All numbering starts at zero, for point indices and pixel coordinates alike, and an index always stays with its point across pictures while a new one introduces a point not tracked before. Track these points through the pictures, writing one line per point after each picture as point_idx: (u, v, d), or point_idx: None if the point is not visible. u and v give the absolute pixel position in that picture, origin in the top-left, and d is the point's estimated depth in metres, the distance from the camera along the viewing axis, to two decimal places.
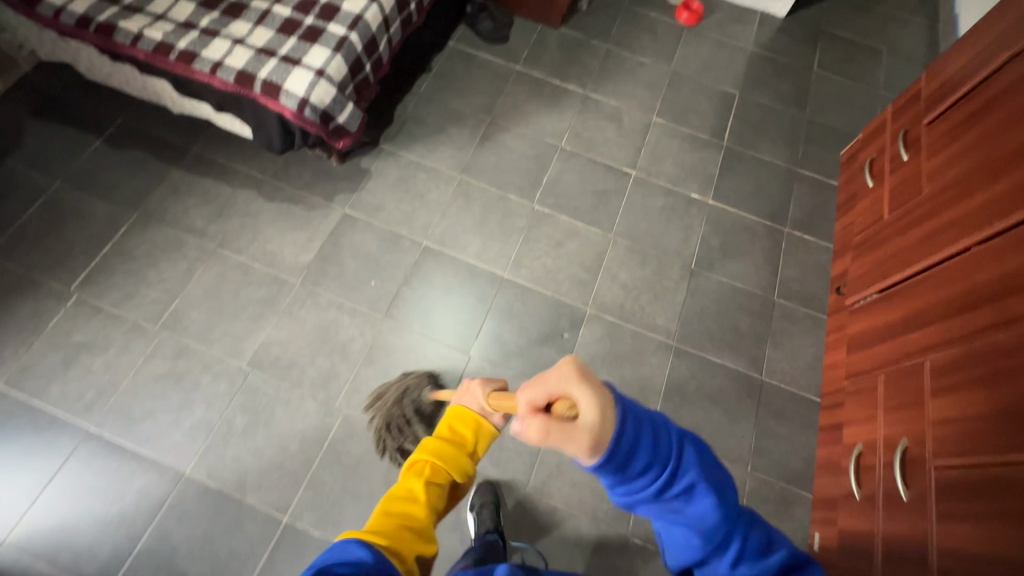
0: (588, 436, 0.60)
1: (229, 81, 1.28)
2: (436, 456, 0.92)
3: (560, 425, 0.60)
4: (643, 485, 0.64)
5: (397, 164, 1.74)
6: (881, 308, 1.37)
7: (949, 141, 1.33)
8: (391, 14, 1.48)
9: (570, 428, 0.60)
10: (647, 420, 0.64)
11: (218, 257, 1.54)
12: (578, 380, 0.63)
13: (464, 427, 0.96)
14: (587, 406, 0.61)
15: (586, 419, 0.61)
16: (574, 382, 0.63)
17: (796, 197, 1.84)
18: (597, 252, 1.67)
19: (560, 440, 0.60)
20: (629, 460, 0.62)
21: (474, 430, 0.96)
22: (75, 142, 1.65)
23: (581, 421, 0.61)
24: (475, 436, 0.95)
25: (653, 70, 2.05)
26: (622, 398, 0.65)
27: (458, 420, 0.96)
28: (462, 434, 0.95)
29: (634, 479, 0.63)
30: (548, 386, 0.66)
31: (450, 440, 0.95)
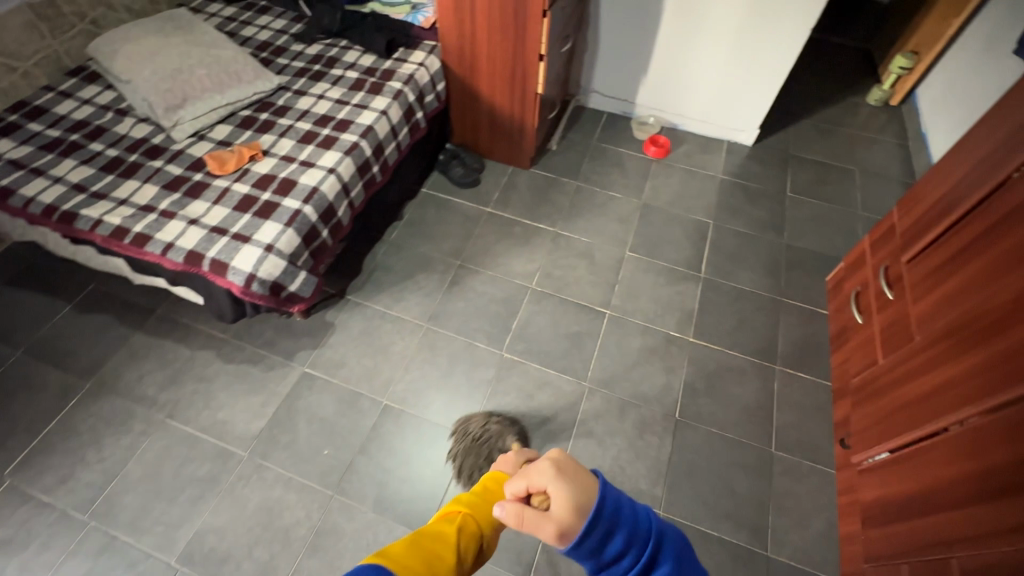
0: (554, 530, 0.59)
1: (179, 261, 1.28)
2: (470, 504, 0.74)
3: (529, 516, 0.60)
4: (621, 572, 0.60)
5: (362, 316, 1.70)
6: (892, 474, 1.19)
7: (933, 285, 1.24)
8: (350, 181, 1.52)
9: (541, 520, 0.60)
10: (625, 513, 0.61)
11: (165, 429, 1.45)
12: (553, 471, 0.62)
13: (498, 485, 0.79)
14: (562, 501, 0.60)
15: (556, 515, 0.60)
16: (547, 471, 0.63)
17: (783, 329, 1.73)
18: (571, 404, 1.55)
19: (532, 529, 0.60)
20: (608, 538, 0.60)
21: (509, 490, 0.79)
22: (44, 310, 1.65)
23: (551, 513, 0.60)
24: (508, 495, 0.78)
25: (624, 203, 2.06)
26: (600, 494, 0.62)
27: (492, 478, 0.80)
28: (495, 493, 0.78)
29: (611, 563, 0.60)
30: (528, 474, 0.65)
31: (482, 497, 0.76)
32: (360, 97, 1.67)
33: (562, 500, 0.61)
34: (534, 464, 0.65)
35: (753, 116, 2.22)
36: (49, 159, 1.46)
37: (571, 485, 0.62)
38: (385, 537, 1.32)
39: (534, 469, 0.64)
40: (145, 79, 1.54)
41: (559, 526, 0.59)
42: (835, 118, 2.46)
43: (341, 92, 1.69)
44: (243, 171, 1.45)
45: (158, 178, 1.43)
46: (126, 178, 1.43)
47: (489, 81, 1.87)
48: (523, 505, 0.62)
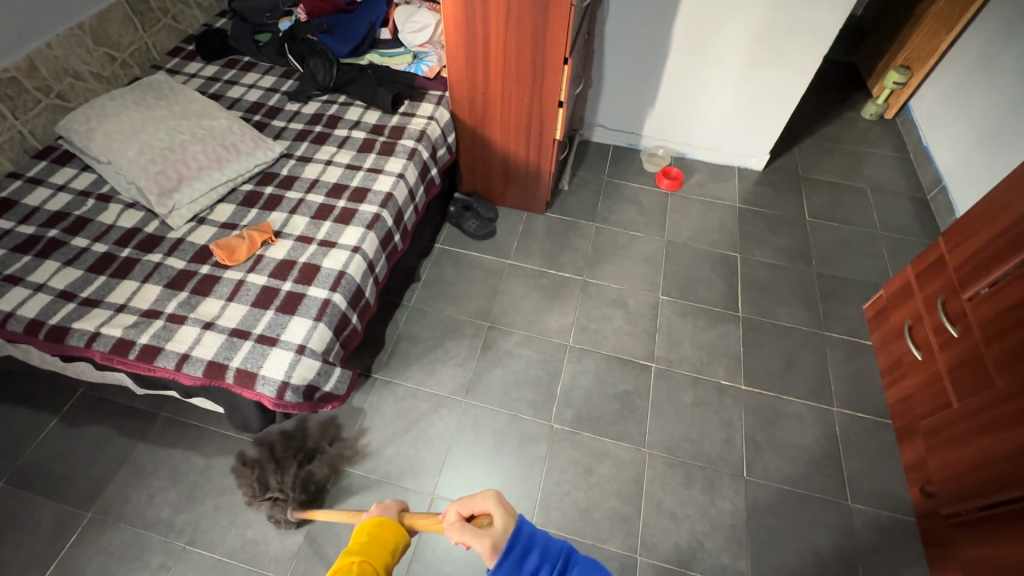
0: (489, 541, 0.76)
1: (198, 374, 1.12)
2: (363, 553, 0.76)
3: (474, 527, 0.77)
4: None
5: (393, 397, 1.55)
6: (993, 531, 1.14)
7: (1007, 326, 1.20)
8: (375, 256, 1.39)
9: (476, 531, 0.77)
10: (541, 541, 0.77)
11: (188, 560, 1.27)
12: (492, 499, 0.83)
13: (386, 529, 0.80)
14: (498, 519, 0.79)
15: (493, 528, 0.78)
16: (491, 499, 0.83)
17: (833, 367, 1.67)
18: (632, 474, 1.44)
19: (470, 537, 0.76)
20: (525, 556, 0.74)
21: (396, 534, 0.80)
22: (28, 427, 1.44)
23: (494, 528, 0.78)
24: (394, 539, 0.80)
25: (647, 242, 1.99)
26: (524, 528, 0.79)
27: (378, 524, 0.81)
28: (383, 537, 0.79)
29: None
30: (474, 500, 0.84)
31: (374, 543, 0.78)
32: (372, 160, 1.54)
33: (501, 521, 0.79)
34: (479, 495, 0.84)
35: (762, 142, 2.19)
36: (25, 263, 1.26)
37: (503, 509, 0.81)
38: None
39: (479, 498, 0.84)
40: (130, 160, 1.37)
41: (493, 537, 0.77)
42: (834, 135, 2.47)
43: (351, 155, 1.55)
44: (256, 259, 1.30)
45: (159, 275, 1.26)
46: (121, 278, 1.25)
47: (502, 129, 1.76)
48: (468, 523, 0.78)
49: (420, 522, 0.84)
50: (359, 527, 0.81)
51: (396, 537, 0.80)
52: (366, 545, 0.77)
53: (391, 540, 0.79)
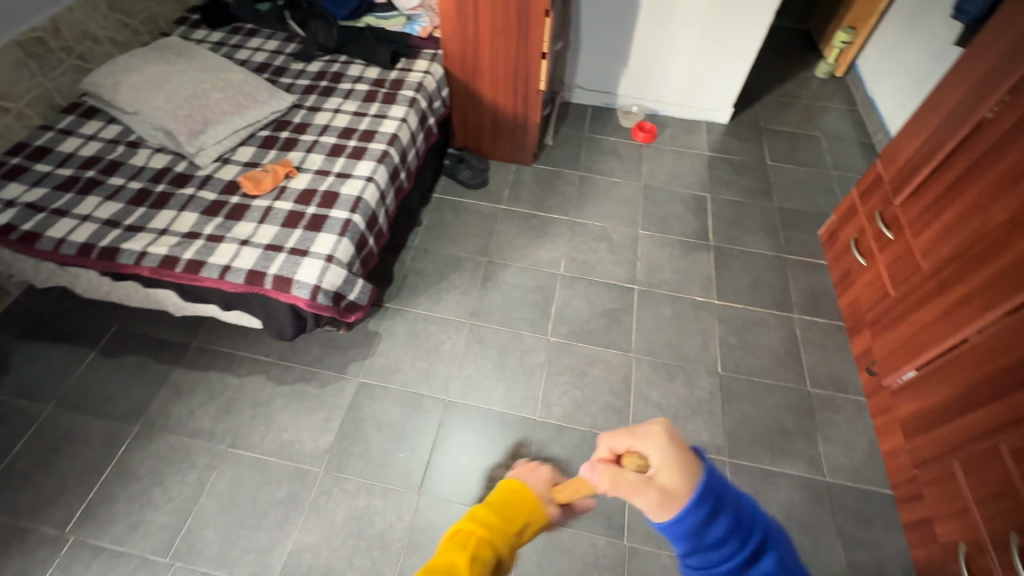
0: (657, 497, 0.60)
1: (240, 282, 1.27)
2: (487, 525, 0.67)
3: (628, 479, 0.61)
4: (717, 560, 0.60)
5: (405, 321, 1.72)
6: (924, 387, 1.36)
7: (931, 219, 1.42)
8: (386, 188, 1.55)
9: (644, 483, 0.61)
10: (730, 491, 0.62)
11: (232, 458, 1.41)
12: (666, 441, 0.63)
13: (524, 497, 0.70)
14: (665, 469, 0.61)
15: (660, 481, 0.61)
16: (657, 437, 0.63)
17: (792, 282, 1.90)
18: (622, 375, 1.63)
19: (629, 491, 0.61)
20: (710, 522, 0.59)
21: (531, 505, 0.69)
22: (70, 359, 1.57)
23: (658, 481, 0.61)
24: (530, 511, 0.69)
25: (626, 186, 2.19)
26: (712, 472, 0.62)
27: (514, 489, 0.71)
28: (520, 505, 0.69)
29: (707, 552, 0.60)
30: (631, 436, 0.65)
31: (502, 510, 0.69)
32: (377, 108, 1.70)
33: (669, 476, 0.61)
34: (638, 428, 0.65)
35: (726, 97, 2.40)
36: (68, 199, 1.39)
37: (678, 458, 0.62)
38: None
39: (639, 431, 0.65)
40: (157, 108, 1.51)
41: (660, 490, 0.61)
42: (791, 92, 2.71)
43: (356, 105, 1.71)
44: (280, 189, 1.45)
45: (194, 205, 1.40)
46: (159, 208, 1.39)
47: (491, 82, 1.94)
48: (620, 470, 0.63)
49: (573, 490, 0.70)
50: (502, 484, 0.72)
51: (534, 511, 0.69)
52: (502, 507, 0.69)
53: (524, 512, 0.69)
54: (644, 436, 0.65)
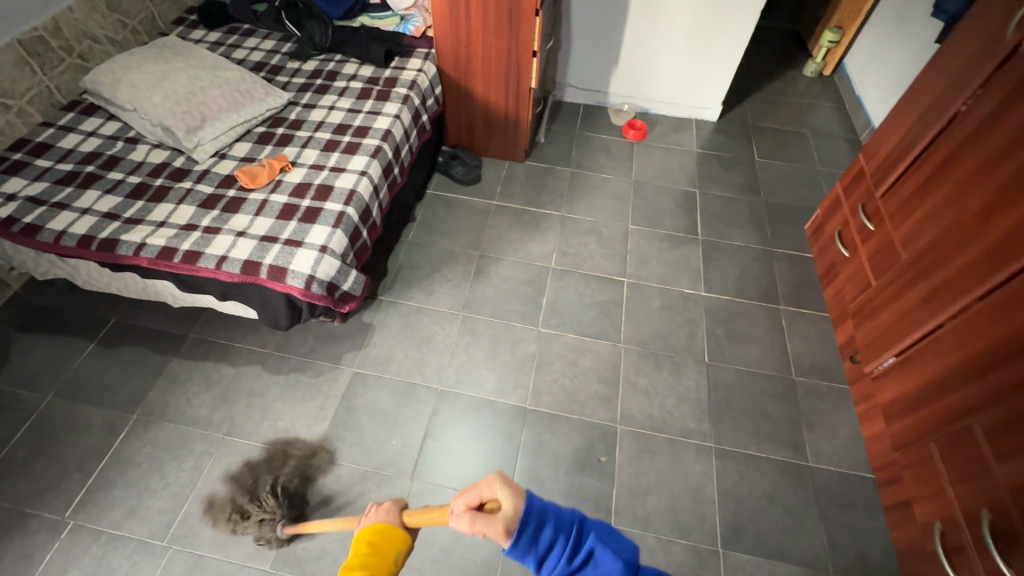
0: (502, 526, 0.73)
1: (236, 272, 1.30)
2: (368, 564, 0.77)
3: (483, 516, 0.74)
4: (555, 562, 0.72)
5: (398, 313, 1.75)
6: (904, 372, 1.39)
7: (910, 209, 1.46)
8: (380, 182, 1.59)
9: (489, 520, 0.73)
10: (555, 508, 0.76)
11: (227, 445, 1.45)
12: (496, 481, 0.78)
13: (388, 533, 0.83)
14: (505, 500, 0.76)
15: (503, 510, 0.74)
16: (496, 482, 0.78)
17: (779, 274, 1.93)
18: (611, 364, 1.67)
19: (482, 526, 0.73)
20: (538, 532, 0.72)
21: (395, 536, 0.83)
22: (69, 350, 1.60)
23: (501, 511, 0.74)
24: (395, 542, 0.82)
25: (617, 183, 2.23)
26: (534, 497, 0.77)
27: (380, 530, 0.84)
28: (388, 543, 0.82)
29: (546, 557, 0.73)
30: (476, 489, 0.79)
31: (377, 551, 0.80)
32: (371, 105, 1.74)
33: (508, 501, 0.76)
34: (480, 482, 0.79)
35: (715, 95, 2.45)
36: (69, 193, 1.43)
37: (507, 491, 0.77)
38: None
39: (482, 484, 0.79)
40: (156, 105, 1.54)
41: (504, 521, 0.74)
42: (780, 90, 2.75)
43: (351, 102, 1.75)
44: (276, 183, 1.49)
45: (192, 198, 1.44)
46: (158, 201, 1.43)
47: (484, 80, 1.98)
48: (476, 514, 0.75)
49: (418, 517, 0.86)
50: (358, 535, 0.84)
51: (397, 542, 0.83)
52: (370, 552, 0.79)
53: (391, 547, 0.81)
54: (486, 486, 0.79)
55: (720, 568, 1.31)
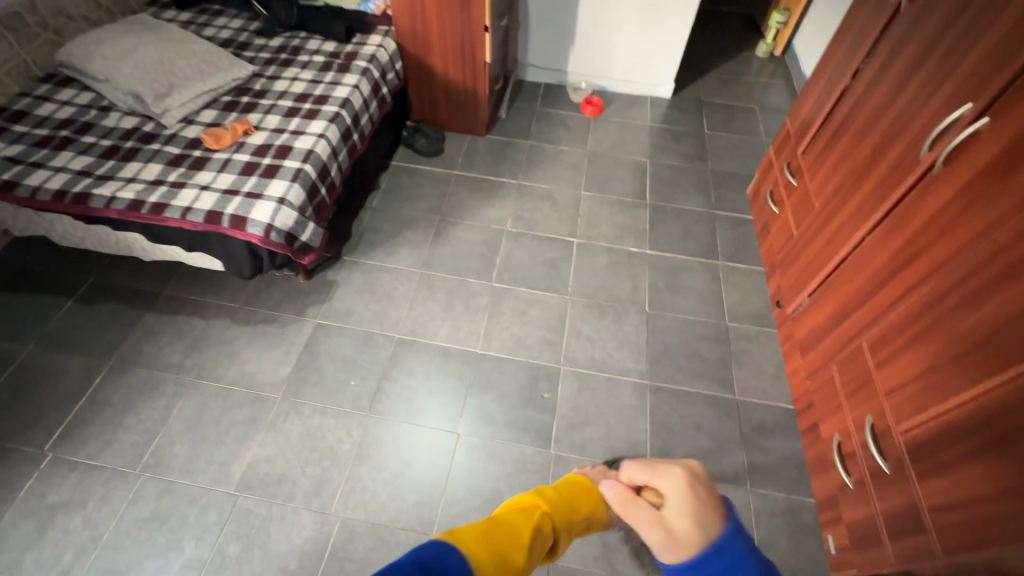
0: (664, 535, 0.74)
1: (200, 221, 1.42)
2: (550, 501, 0.76)
3: (639, 506, 0.77)
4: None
5: (360, 271, 1.87)
6: (815, 308, 1.53)
7: (822, 162, 1.60)
8: (338, 144, 1.70)
9: (651, 518, 0.76)
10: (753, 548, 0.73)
11: (198, 387, 1.56)
12: (684, 481, 0.78)
13: (588, 495, 0.80)
14: (693, 524, 0.74)
15: (677, 525, 0.75)
16: (681, 478, 0.79)
17: (719, 234, 2.07)
18: (559, 314, 1.79)
19: (636, 517, 0.77)
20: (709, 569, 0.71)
21: (596, 502, 0.80)
22: (48, 307, 1.71)
23: (679, 529, 0.74)
24: (594, 508, 0.79)
25: (573, 154, 2.36)
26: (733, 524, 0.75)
27: (576, 485, 0.82)
28: (584, 497, 0.80)
29: None
30: (649, 472, 0.82)
31: (566, 497, 0.78)
32: (331, 76, 1.86)
33: (696, 527, 0.74)
34: (667, 466, 0.81)
35: (668, 72, 2.58)
36: (44, 154, 1.53)
37: (692, 495, 0.77)
38: (422, 440, 1.50)
39: (661, 469, 0.81)
40: (126, 74, 1.65)
41: (673, 534, 0.74)
42: (733, 70, 2.89)
43: (312, 74, 1.86)
44: (239, 144, 1.60)
45: (160, 157, 1.55)
46: (127, 160, 1.54)
47: (441, 56, 2.10)
48: (641, 500, 0.78)
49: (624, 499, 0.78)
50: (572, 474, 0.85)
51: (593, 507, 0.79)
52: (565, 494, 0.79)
53: (585, 504, 0.79)
54: (663, 473, 0.80)
55: None
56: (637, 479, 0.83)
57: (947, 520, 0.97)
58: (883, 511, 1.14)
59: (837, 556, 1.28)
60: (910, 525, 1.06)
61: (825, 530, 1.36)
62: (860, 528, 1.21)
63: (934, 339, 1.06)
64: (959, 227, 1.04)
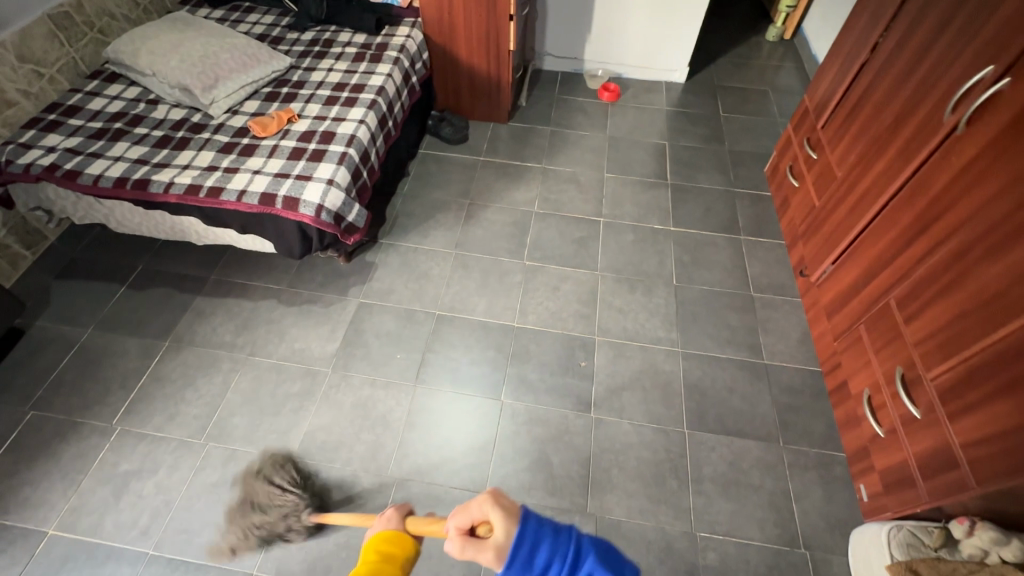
0: (494, 553, 0.74)
1: (254, 203, 1.50)
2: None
3: (473, 542, 0.76)
4: None
5: (397, 253, 1.95)
6: (840, 273, 1.60)
7: (842, 133, 1.67)
8: (376, 130, 1.78)
9: (479, 546, 0.75)
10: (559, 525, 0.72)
11: (251, 363, 1.64)
12: (492, 503, 0.77)
13: (396, 543, 0.90)
14: (499, 527, 0.75)
15: (495, 536, 0.75)
16: (489, 502, 0.78)
17: (740, 210, 2.14)
18: (589, 288, 1.87)
19: (472, 553, 0.75)
20: (533, 553, 0.70)
21: (403, 544, 0.90)
22: (103, 292, 1.79)
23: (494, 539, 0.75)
24: (402, 548, 0.90)
25: (593, 138, 2.43)
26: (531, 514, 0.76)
27: (387, 537, 0.91)
28: (398, 549, 0.89)
29: None
30: (470, 509, 0.80)
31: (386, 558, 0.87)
32: (365, 66, 1.93)
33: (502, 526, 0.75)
34: (478, 497, 0.79)
35: (682, 57, 2.65)
36: (101, 145, 1.61)
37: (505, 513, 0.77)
38: (468, 408, 1.57)
39: (475, 504, 0.79)
40: (174, 68, 1.73)
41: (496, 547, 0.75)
42: (745, 54, 2.96)
43: (347, 64, 1.94)
44: (285, 131, 1.68)
45: (211, 145, 1.63)
46: (181, 149, 1.62)
47: (466, 45, 2.17)
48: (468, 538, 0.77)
49: (422, 527, 0.95)
50: (370, 544, 0.91)
51: (404, 549, 0.90)
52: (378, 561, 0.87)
53: (399, 554, 0.89)
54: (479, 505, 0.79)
55: (686, 444, 1.51)
56: (465, 522, 0.80)
57: (979, 454, 1.04)
58: (915, 454, 1.22)
59: (872, 502, 1.35)
60: (944, 463, 1.13)
61: (858, 481, 1.43)
62: (894, 473, 1.28)
63: (962, 288, 1.13)
64: (983, 181, 1.11)
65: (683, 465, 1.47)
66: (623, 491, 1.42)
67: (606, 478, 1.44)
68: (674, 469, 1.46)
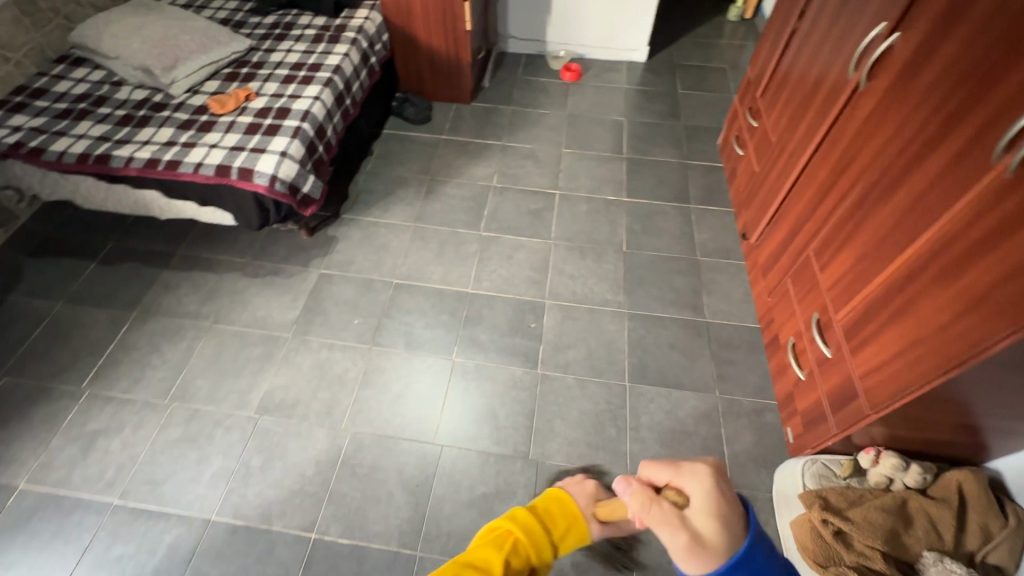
0: (688, 542, 0.56)
1: (211, 174, 1.57)
2: (524, 529, 0.74)
3: (666, 508, 0.59)
4: None
5: (358, 227, 2.02)
6: (774, 232, 1.68)
7: (776, 100, 1.75)
8: (332, 107, 1.85)
9: (671, 522, 0.58)
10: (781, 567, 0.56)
11: (215, 330, 1.72)
12: (708, 483, 0.60)
13: (567, 514, 0.78)
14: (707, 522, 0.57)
15: (694, 525, 0.57)
16: (700, 477, 0.60)
17: (692, 181, 2.22)
18: (543, 256, 1.94)
19: (659, 522, 0.59)
20: None
21: (572, 522, 0.77)
22: (73, 268, 1.86)
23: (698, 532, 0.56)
24: (570, 527, 0.77)
25: (554, 116, 2.50)
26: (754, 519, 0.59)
27: (560, 504, 0.79)
28: (564, 516, 0.78)
29: None
30: (673, 468, 0.63)
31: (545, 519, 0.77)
32: (324, 47, 2.00)
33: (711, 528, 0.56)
34: (690, 464, 0.62)
35: (641, 37, 2.72)
36: (66, 124, 1.68)
37: (722, 501, 0.58)
38: (422, 367, 1.65)
39: (685, 466, 0.62)
40: (135, 50, 1.80)
41: (693, 536, 0.56)
42: (706, 34, 3.03)
43: (305, 45, 2.01)
44: (242, 109, 1.75)
45: (171, 123, 1.70)
46: (142, 126, 1.69)
47: (425, 27, 2.24)
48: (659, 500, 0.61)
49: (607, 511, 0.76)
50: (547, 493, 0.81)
51: (576, 531, 0.77)
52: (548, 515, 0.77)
53: (569, 526, 0.77)
54: (687, 471, 0.62)
55: (626, 396, 1.59)
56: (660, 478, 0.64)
57: (872, 383, 1.13)
58: (826, 391, 1.30)
59: (795, 442, 1.44)
60: (848, 396, 1.21)
61: (785, 426, 1.51)
62: (811, 412, 1.37)
63: (862, 233, 1.20)
64: (879, 130, 1.18)
65: (622, 415, 1.55)
66: (564, 439, 1.51)
67: (549, 428, 1.53)
68: (613, 418, 1.54)
